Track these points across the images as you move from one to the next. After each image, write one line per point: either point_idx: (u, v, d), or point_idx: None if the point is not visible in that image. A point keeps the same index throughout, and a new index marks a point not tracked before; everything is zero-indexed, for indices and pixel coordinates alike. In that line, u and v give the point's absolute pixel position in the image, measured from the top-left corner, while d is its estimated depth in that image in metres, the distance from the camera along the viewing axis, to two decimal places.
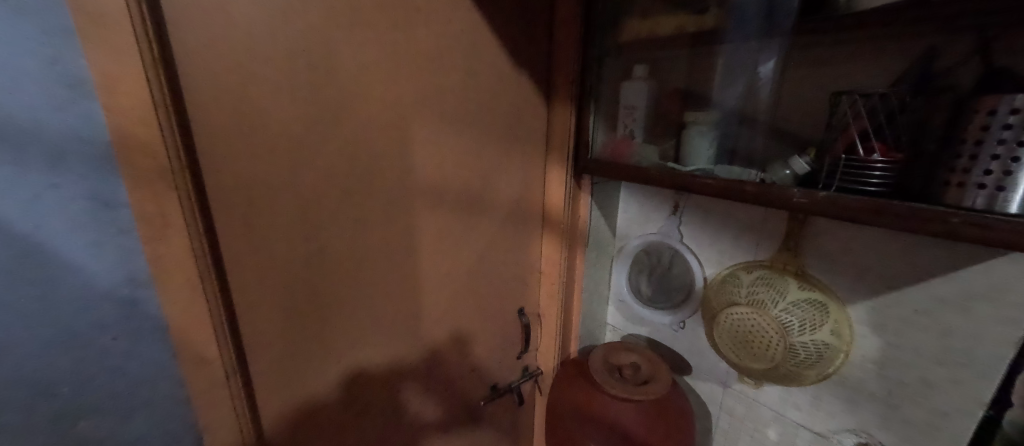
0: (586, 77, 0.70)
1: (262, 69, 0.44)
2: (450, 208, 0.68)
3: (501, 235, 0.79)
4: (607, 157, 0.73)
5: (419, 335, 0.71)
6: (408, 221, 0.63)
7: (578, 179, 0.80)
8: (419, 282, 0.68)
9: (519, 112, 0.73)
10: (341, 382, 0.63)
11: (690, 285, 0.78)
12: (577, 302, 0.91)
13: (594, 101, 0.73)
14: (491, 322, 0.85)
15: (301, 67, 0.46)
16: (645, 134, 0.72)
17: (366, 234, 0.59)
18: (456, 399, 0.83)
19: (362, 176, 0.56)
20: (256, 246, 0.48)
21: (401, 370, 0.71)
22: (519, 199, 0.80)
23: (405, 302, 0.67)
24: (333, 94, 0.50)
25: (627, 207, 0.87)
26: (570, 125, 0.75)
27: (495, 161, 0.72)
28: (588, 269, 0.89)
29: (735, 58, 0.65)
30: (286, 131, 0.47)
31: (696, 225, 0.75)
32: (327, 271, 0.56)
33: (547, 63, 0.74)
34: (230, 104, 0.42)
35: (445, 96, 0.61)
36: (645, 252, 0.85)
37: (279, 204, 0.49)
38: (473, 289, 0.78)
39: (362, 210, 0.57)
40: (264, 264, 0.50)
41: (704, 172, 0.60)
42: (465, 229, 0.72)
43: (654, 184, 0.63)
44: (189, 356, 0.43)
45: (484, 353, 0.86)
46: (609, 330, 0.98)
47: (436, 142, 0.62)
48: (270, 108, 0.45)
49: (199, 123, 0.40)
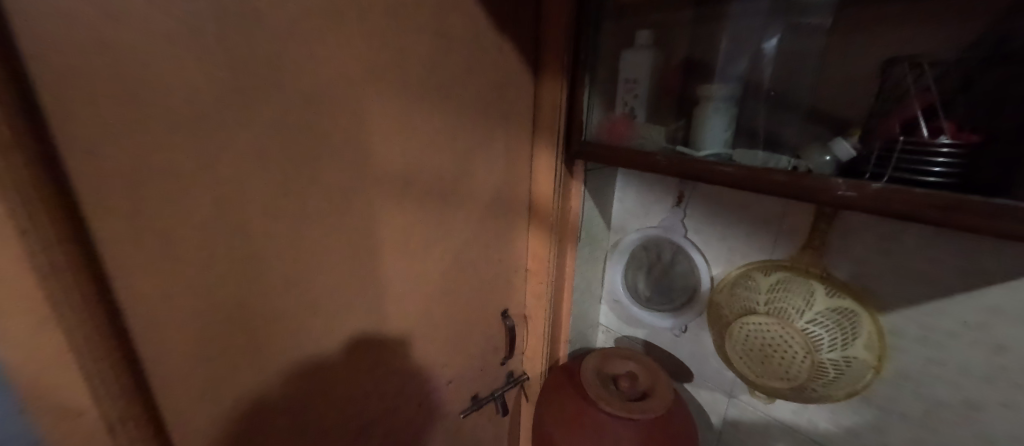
0: (580, 44, 0.59)
1: (146, 7, 0.30)
2: (420, 201, 0.57)
3: (481, 230, 0.69)
4: (605, 140, 0.62)
5: (384, 347, 0.62)
6: (367, 218, 0.52)
7: (570, 165, 0.70)
8: (383, 288, 0.58)
9: (501, 85, 0.61)
10: (287, 409, 0.53)
11: (693, 286, 0.69)
12: (568, 303, 0.82)
13: (589, 73, 0.62)
14: (472, 327, 0.75)
15: (206, 8, 0.33)
16: (647, 113, 0.61)
17: (314, 236, 0.48)
18: (432, 413, 0.74)
19: (302, 163, 0.43)
20: (156, 256, 0.35)
21: (365, 388, 0.62)
22: (502, 187, 0.69)
23: (366, 312, 0.57)
24: (262, 57, 0.37)
25: (624, 196, 0.77)
26: (561, 102, 0.64)
27: (475, 145, 0.61)
28: (580, 266, 0.80)
29: (750, 24, 0.56)
30: (187, 98, 0.33)
31: (704, 219, 0.66)
32: (261, 282, 0.45)
33: (535, 27, 0.62)
34: (99, 57, 0.28)
35: (412, 65, 0.50)
36: (644, 247, 0.76)
37: (187, 203, 0.36)
38: (449, 292, 0.68)
39: (303, 205, 0.45)
40: (166, 282, 0.37)
41: (722, 159, 0.50)
42: (438, 225, 0.61)
43: (660, 171, 0.53)
44: (47, 404, 0.32)
45: (462, 361, 0.76)
46: (601, 331, 0.90)
47: (402, 122, 0.51)
48: (158, 64, 0.31)
49: (44, 84, 0.26)
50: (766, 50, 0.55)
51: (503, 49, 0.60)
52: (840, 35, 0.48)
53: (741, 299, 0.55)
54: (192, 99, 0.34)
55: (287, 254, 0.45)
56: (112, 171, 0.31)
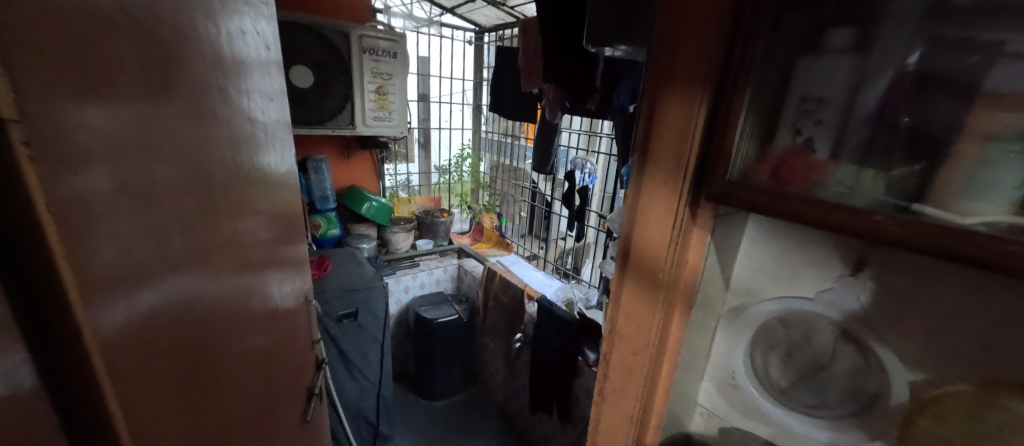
0: (739, 51, 0.43)
1: (111, 55, 0.34)
2: (234, 197, 0.58)
3: (284, 203, 0.81)
4: (768, 183, 0.45)
5: (253, 318, 0.65)
6: (224, 189, 0.55)
7: (695, 208, 0.52)
8: (258, 253, 0.67)
9: (267, 80, 0.70)
10: (223, 379, 0.55)
11: (872, 393, 0.48)
12: (666, 382, 0.63)
13: (752, 85, 0.44)
14: (285, 297, 0.80)
15: (129, 50, 0.36)
16: (833, 146, 0.43)
17: (188, 212, 0.47)
18: (284, 392, 0.77)
19: (197, 162, 0.48)
20: (145, 251, 0.39)
21: (240, 374, 0.61)
22: (280, 167, 0.78)
23: (227, 293, 0.56)
24: (153, 84, 0.40)
25: (754, 252, 0.58)
26: (695, 125, 0.48)
27: (282, 134, 0.77)
28: (688, 336, 0.61)
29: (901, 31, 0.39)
30: (134, 134, 0.37)
31: (900, 299, 0.45)
32: (191, 286, 0.47)
33: (663, 33, 0.49)
34: (112, 113, 0.34)
35: (194, 45, 0.47)
36: (783, 323, 0.56)
37: (149, 204, 0.39)
38: (262, 278, 0.69)
39: (197, 207, 0.49)
40: (156, 277, 0.40)
41: (1005, 228, 0.31)
42: (238, 206, 0.60)
43: (884, 240, 0.35)
44: None
45: (293, 343, 0.83)
46: (699, 413, 0.70)
47: (227, 103, 0.56)
48: (113, 107, 0.34)
49: (99, 128, 0.33)
50: (902, 75, 0.39)
51: (275, 45, 0.73)
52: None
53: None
54: (125, 132, 0.36)
55: (189, 255, 0.46)
56: (116, 172, 0.35)
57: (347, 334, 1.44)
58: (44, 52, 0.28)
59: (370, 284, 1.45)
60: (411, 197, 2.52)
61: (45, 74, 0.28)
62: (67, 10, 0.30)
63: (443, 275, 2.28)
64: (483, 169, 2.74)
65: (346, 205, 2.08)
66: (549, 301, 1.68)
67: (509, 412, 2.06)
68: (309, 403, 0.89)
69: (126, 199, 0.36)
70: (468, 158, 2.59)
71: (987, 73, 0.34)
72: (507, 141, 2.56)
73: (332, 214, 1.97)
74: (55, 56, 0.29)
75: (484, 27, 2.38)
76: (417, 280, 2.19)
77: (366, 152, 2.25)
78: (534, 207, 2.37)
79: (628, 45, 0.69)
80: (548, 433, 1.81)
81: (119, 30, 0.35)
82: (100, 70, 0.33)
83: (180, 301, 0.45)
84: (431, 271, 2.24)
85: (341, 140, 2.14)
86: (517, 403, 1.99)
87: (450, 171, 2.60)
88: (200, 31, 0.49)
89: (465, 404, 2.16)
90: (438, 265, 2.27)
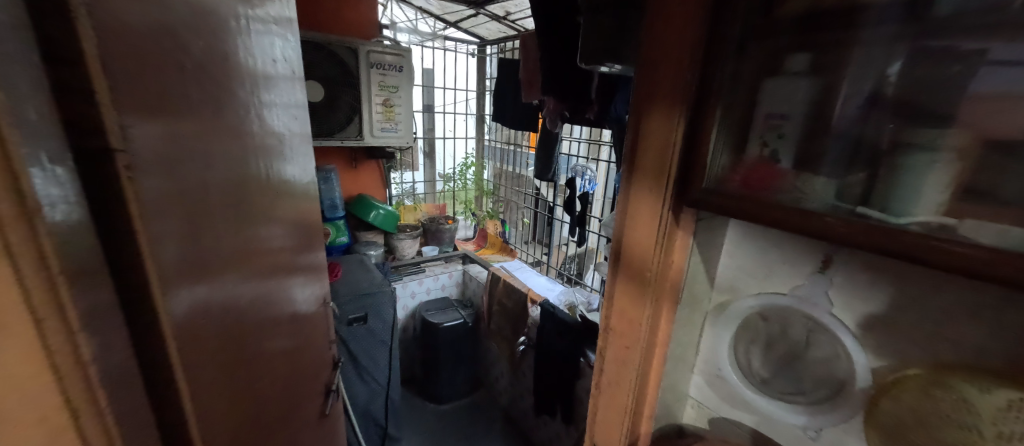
0: (711, 74, 0.49)
1: (189, 91, 0.41)
2: (264, 206, 0.65)
3: (304, 213, 0.88)
4: (740, 190, 0.50)
5: (281, 316, 0.71)
6: (257, 199, 0.62)
7: (678, 213, 0.57)
8: (285, 257, 0.74)
9: (291, 99, 0.77)
10: (257, 372, 0.61)
11: (841, 379, 0.53)
12: (657, 374, 0.67)
13: (723, 103, 0.50)
14: (307, 300, 0.86)
15: (196, 85, 0.43)
16: (797, 157, 0.49)
17: (232, 221, 0.53)
18: (304, 388, 0.83)
19: (239, 176, 0.55)
20: (206, 254, 0.45)
21: (271, 369, 0.67)
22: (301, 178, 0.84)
23: (259, 294, 0.62)
24: (212, 112, 0.46)
25: (736, 252, 0.63)
26: (675, 138, 0.53)
27: (302, 149, 0.84)
28: (676, 330, 0.66)
29: (852, 57, 0.44)
30: (199, 155, 0.43)
31: (863, 294, 0.50)
32: (234, 287, 0.53)
33: (647, 57, 0.55)
34: (188, 139, 0.41)
35: (242, 77, 0.55)
36: (763, 317, 0.61)
37: (209, 214, 0.46)
38: (287, 282, 0.75)
39: (238, 216, 0.55)
40: (212, 278, 0.47)
41: (933, 228, 0.36)
42: (267, 215, 0.66)
43: (836, 239, 0.40)
44: None
45: (313, 343, 0.89)
46: (691, 405, 0.74)
47: (262, 123, 0.62)
48: (189, 133, 0.41)
49: (180, 152, 0.39)
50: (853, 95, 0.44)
51: (297, 66, 0.79)
52: (972, 69, 0.37)
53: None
54: (195, 154, 0.42)
55: (233, 258, 0.53)
56: (188, 188, 0.41)
57: (357, 337, 1.49)
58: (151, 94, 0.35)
59: (379, 289, 1.51)
60: (417, 204, 2.58)
61: (153, 110, 0.35)
62: (160, 58, 0.36)
63: (448, 281, 2.33)
64: (486, 177, 2.81)
65: (355, 213, 2.15)
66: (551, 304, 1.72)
67: (514, 414, 2.10)
68: (327, 398, 0.95)
69: (193, 211, 0.43)
70: (472, 166, 2.65)
71: (945, 96, 0.39)
72: (510, 149, 2.63)
73: (341, 222, 2.04)
74: (155, 95, 0.35)
75: (486, 39, 2.47)
76: (423, 285, 2.24)
77: (373, 162, 2.33)
78: (537, 213, 2.42)
79: (618, 63, 0.74)
80: (552, 434, 1.85)
81: (194, 69, 0.42)
82: (182, 104, 0.40)
83: (227, 300, 0.51)
84: (436, 276, 2.29)
85: (349, 151, 2.21)
86: (521, 405, 2.03)
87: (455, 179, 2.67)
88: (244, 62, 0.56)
89: (471, 407, 2.20)
90: (443, 271, 2.32)
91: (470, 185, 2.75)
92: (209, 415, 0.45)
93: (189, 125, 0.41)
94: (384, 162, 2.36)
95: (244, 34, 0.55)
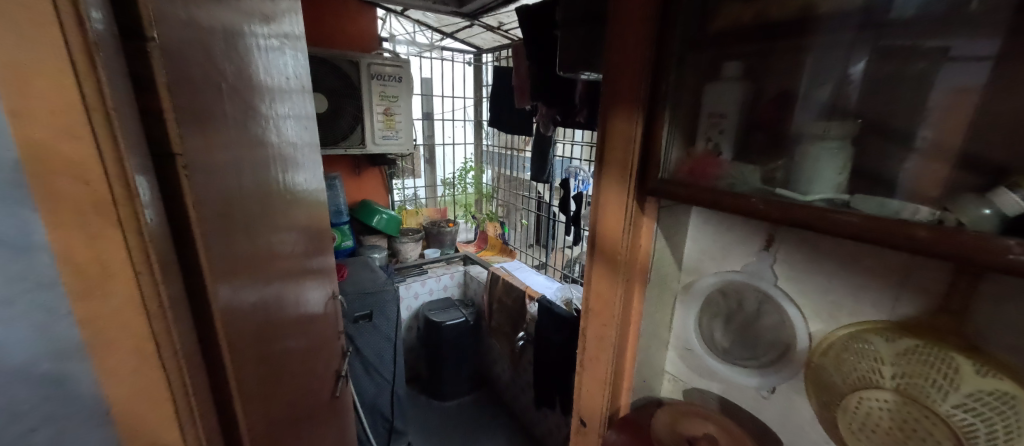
0: (660, 80, 0.57)
1: (223, 108, 0.50)
2: (281, 205, 0.74)
3: (314, 214, 0.97)
4: (689, 179, 0.59)
5: (296, 305, 0.80)
6: (275, 199, 0.70)
7: (641, 202, 0.65)
8: (296, 254, 0.82)
9: (301, 111, 0.86)
10: (278, 350, 0.70)
11: (787, 343, 0.60)
12: (633, 348, 0.75)
13: (671, 105, 0.58)
14: (316, 293, 0.94)
15: (229, 102, 0.52)
16: (736, 150, 0.57)
17: (256, 217, 0.62)
18: (317, 373, 0.91)
19: (261, 178, 0.64)
20: (241, 241, 0.55)
21: (288, 351, 0.75)
22: (309, 183, 0.93)
23: (279, 282, 0.71)
24: (240, 124, 0.56)
25: (698, 236, 0.71)
26: (634, 136, 0.61)
27: (311, 156, 0.93)
28: (648, 309, 0.73)
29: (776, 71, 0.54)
30: (233, 159, 0.53)
31: (800, 266, 0.58)
32: (259, 274, 0.62)
33: (608, 67, 0.63)
34: (226, 146, 0.50)
35: (263, 93, 0.64)
36: (722, 293, 0.68)
37: (239, 210, 0.55)
38: (299, 274, 0.83)
39: (262, 212, 0.64)
40: (246, 263, 0.56)
41: (833, 203, 0.44)
42: (283, 211, 0.74)
43: (759, 216, 0.48)
44: (129, 426, 0.35)
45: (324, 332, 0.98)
46: (668, 379, 0.81)
47: (278, 132, 0.71)
48: (225, 141, 0.50)
49: (220, 156, 0.48)
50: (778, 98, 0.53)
51: (306, 81, 0.88)
52: (929, 67, 0.43)
53: (894, 399, 0.45)
54: (229, 160, 0.51)
55: (258, 249, 0.62)
56: (227, 187, 0.51)
57: (363, 333, 1.57)
58: (201, 111, 0.44)
59: (382, 287, 1.59)
60: (418, 209, 2.67)
61: (201, 123, 0.44)
62: (205, 84, 0.46)
63: (450, 281, 2.41)
64: (486, 180, 2.89)
65: (358, 219, 2.23)
66: (548, 300, 1.79)
67: (517, 410, 2.16)
68: (336, 384, 1.03)
69: (229, 207, 0.52)
70: (471, 171, 2.74)
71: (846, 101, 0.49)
72: (508, 154, 2.72)
73: (345, 227, 2.13)
74: (203, 113, 0.44)
75: (481, 48, 2.57)
76: (425, 286, 2.32)
77: (375, 169, 2.43)
78: (535, 214, 2.50)
79: (591, 71, 0.82)
80: (553, 426, 1.91)
81: (227, 89, 0.51)
82: (221, 117, 0.49)
83: (256, 284, 0.60)
84: (438, 278, 2.37)
85: (352, 159, 2.31)
86: (523, 400, 2.09)
87: (455, 184, 2.76)
88: (264, 81, 0.65)
89: (475, 403, 2.26)
90: (445, 272, 2.40)
91: (470, 189, 2.83)
92: (244, 379, 0.54)
93: (225, 135, 0.50)
94: (386, 169, 2.46)
95: (262, 56, 0.65)
